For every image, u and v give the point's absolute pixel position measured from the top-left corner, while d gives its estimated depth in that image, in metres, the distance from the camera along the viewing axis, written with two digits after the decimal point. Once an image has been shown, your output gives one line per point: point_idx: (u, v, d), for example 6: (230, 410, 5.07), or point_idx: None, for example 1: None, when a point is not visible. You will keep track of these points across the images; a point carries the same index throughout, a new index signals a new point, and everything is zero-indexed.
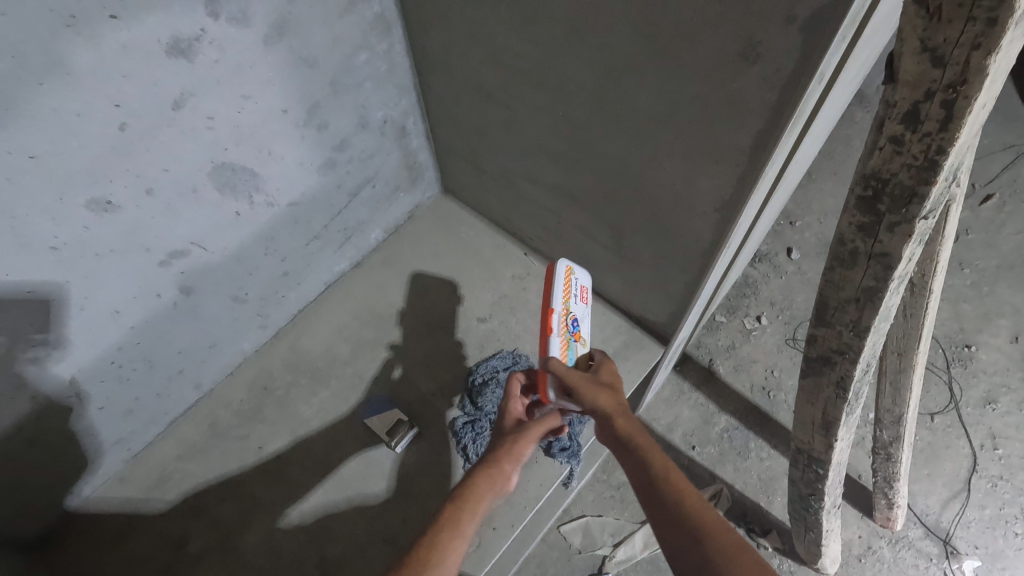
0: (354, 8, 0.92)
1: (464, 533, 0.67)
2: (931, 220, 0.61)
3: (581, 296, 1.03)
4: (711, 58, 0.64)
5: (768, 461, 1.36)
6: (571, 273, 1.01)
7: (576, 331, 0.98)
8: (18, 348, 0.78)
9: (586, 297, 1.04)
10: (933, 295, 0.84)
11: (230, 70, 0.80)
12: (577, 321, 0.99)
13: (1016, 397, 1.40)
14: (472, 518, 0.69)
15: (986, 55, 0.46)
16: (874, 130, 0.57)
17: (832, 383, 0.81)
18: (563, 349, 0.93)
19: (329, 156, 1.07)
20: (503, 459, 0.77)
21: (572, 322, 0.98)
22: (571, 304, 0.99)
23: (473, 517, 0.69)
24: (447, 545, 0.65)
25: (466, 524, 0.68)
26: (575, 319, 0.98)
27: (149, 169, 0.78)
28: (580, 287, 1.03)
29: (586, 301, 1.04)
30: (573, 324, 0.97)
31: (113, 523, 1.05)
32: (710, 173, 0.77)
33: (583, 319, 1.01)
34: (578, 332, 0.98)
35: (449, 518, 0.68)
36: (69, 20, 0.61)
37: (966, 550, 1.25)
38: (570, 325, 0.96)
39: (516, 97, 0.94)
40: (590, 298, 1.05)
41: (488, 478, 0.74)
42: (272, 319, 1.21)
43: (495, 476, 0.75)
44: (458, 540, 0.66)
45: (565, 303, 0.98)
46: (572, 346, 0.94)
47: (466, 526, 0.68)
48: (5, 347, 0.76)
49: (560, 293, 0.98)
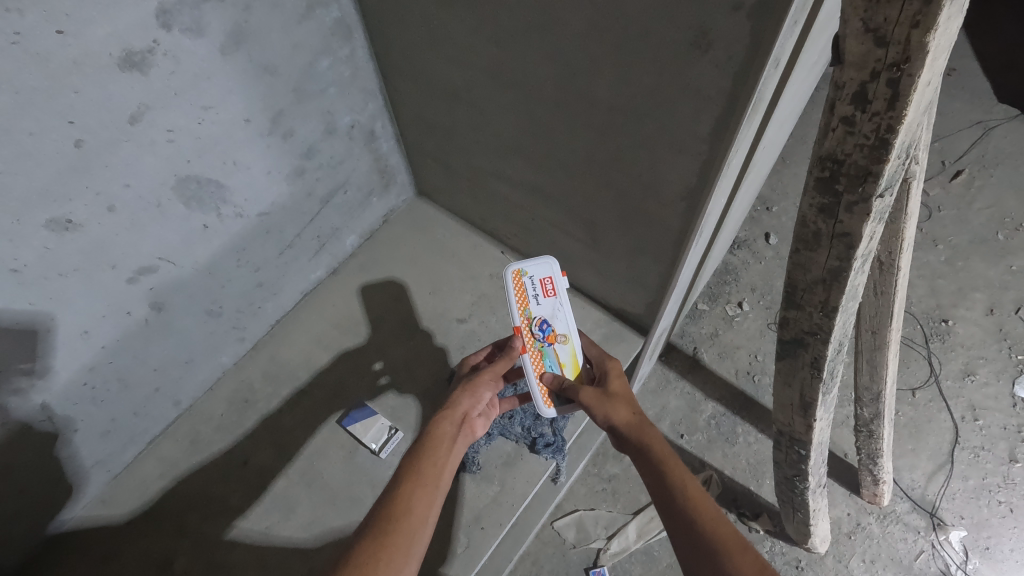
0: (313, 14, 0.91)
1: (434, 484, 0.69)
2: (887, 198, 0.62)
3: (543, 288, 0.99)
4: (667, 48, 0.64)
5: (756, 445, 1.37)
6: (523, 276, 0.99)
7: (548, 333, 0.95)
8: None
9: (551, 288, 0.99)
10: (901, 272, 0.85)
11: (186, 81, 0.79)
12: (547, 322, 0.96)
13: (993, 369, 1.43)
14: (438, 468, 0.71)
15: (925, 33, 0.47)
16: (826, 112, 0.58)
17: (806, 364, 0.82)
18: (537, 364, 0.94)
19: (297, 164, 1.06)
20: (453, 410, 0.81)
21: (541, 326, 0.96)
22: (530, 309, 0.98)
23: (441, 463, 0.73)
24: (415, 494, 0.67)
25: (432, 471, 0.71)
26: (547, 321, 0.96)
27: (110, 185, 0.77)
28: (540, 280, 0.99)
29: (553, 292, 0.99)
30: (543, 329, 0.96)
31: (95, 547, 1.04)
32: (675, 162, 0.77)
33: (557, 308, 0.97)
34: (550, 332, 0.95)
35: (416, 468, 0.70)
36: (14, 38, 0.60)
37: (952, 521, 1.27)
38: (537, 329, 0.96)
39: (480, 94, 0.94)
40: (560, 279, 0.99)
41: (448, 426, 0.78)
42: (249, 331, 1.20)
43: (454, 423, 0.79)
44: (428, 489, 0.68)
45: (526, 313, 0.98)
46: (545, 353, 0.94)
47: (435, 474, 0.71)
48: None
49: (514, 305, 0.98)
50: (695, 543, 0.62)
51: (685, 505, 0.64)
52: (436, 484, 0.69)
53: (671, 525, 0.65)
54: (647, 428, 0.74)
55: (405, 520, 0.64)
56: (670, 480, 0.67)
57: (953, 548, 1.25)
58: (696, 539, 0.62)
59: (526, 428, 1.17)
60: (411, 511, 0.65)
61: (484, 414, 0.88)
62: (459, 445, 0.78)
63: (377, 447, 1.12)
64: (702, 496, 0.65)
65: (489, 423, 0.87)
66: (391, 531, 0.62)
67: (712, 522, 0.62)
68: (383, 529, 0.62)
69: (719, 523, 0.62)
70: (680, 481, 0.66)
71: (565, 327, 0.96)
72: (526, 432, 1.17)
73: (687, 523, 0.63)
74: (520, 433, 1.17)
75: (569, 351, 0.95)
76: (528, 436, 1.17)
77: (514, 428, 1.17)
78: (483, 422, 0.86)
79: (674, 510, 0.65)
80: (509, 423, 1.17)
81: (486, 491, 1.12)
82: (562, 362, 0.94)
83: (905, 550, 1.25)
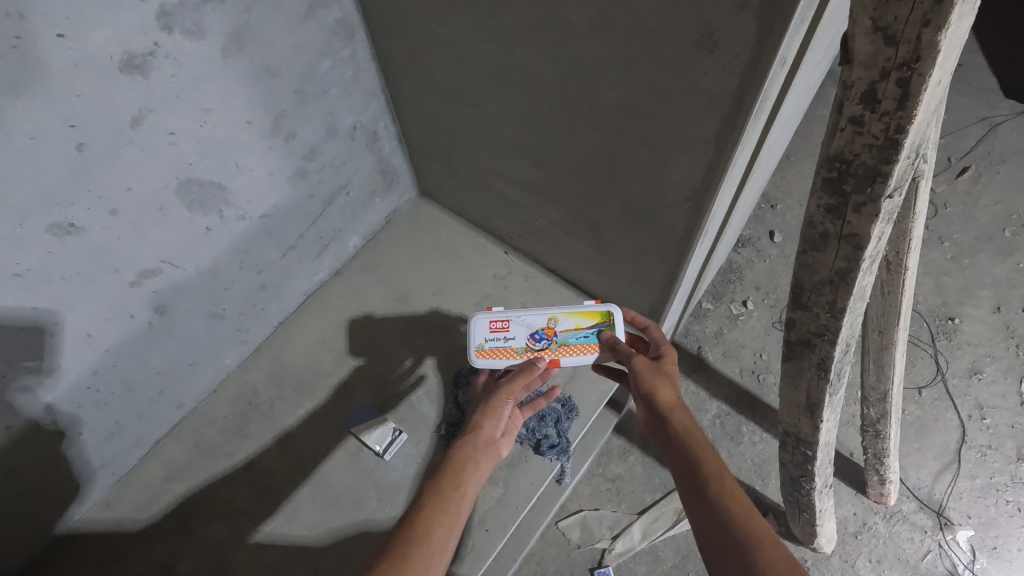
0: (315, 14, 0.90)
1: (453, 506, 0.69)
2: (896, 198, 0.61)
3: (500, 331, 1.00)
4: (672, 49, 0.64)
5: (761, 444, 1.36)
6: (484, 345, 1.00)
7: (545, 333, 0.98)
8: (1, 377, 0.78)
9: (501, 320, 1.01)
10: (909, 272, 0.84)
11: (188, 84, 0.78)
12: (535, 333, 0.99)
13: (1001, 367, 1.42)
14: (457, 491, 0.71)
15: (936, 32, 0.46)
16: (834, 112, 0.57)
17: (812, 365, 0.81)
18: (575, 349, 0.97)
19: (299, 166, 1.05)
20: (475, 433, 0.81)
21: (538, 341, 0.98)
22: (518, 352, 0.99)
23: (461, 485, 0.72)
24: (434, 517, 0.67)
25: (453, 495, 0.70)
26: (534, 332, 0.99)
27: (112, 189, 0.77)
28: (492, 330, 1.00)
29: (505, 320, 1.00)
30: (541, 336, 0.98)
31: (100, 549, 1.04)
32: (680, 163, 0.77)
33: (522, 321, 1.00)
34: (545, 330, 0.98)
35: (435, 493, 0.70)
36: (15, 41, 0.59)
37: (960, 520, 1.26)
38: (540, 344, 0.98)
39: (483, 95, 0.94)
40: (494, 312, 1.01)
41: (470, 449, 0.78)
42: (252, 333, 1.20)
43: (475, 446, 0.79)
44: (448, 512, 0.68)
45: (520, 350, 0.99)
46: (565, 339, 0.98)
47: (456, 498, 0.70)
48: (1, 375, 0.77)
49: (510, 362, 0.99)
50: (723, 536, 0.61)
51: (718, 493, 0.64)
52: (455, 507, 0.69)
53: (699, 510, 0.64)
54: (688, 418, 0.74)
55: (424, 542, 0.63)
56: (707, 470, 0.67)
57: (961, 548, 1.24)
58: (725, 527, 0.61)
59: (529, 430, 1.17)
60: (431, 535, 0.64)
61: (508, 430, 0.87)
62: (483, 467, 0.77)
63: (381, 449, 1.12)
64: (737, 490, 0.64)
65: (515, 442, 0.86)
66: (409, 552, 0.62)
67: (745, 517, 0.61)
68: (401, 552, 0.62)
69: (753, 520, 0.61)
70: (714, 472, 0.66)
71: (540, 318, 0.99)
72: (530, 433, 1.17)
73: (716, 510, 0.63)
74: (524, 434, 1.17)
75: (564, 319, 0.99)
76: (532, 438, 1.17)
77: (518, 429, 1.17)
78: (507, 441, 0.85)
79: (705, 499, 0.64)
80: None
81: (490, 493, 1.12)
82: (576, 325, 0.98)
83: (912, 550, 1.24)
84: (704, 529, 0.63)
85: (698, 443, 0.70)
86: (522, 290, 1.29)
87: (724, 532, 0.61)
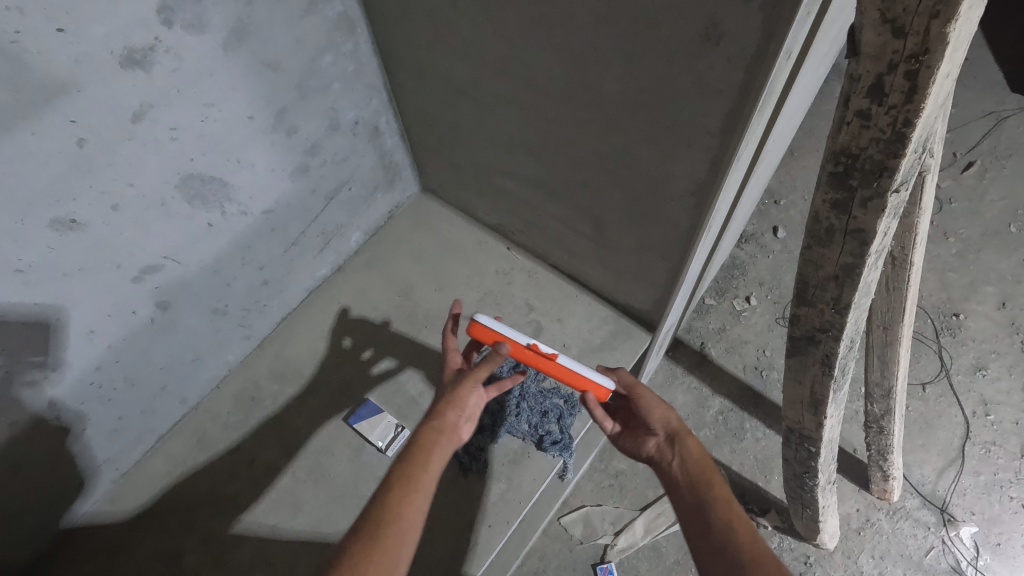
0: (316, 8, 0.90)
1: (420, 490, 0.68)
2: (902, 193, 0.61)
3: None
4: (676, 41, 0.63)
5: (764, 441, 1.36)
6: None
7: None
8: (5, 373, 0.78)
9: None
10: (914, 268, 0.83)
11: (189, 78, 0.78)
12: None
13: (1006, 363, 1.41)
14: (425, 474, 0.70)
15: (946, 23, 0.46)
16: (841, 106, 0.57)
17: (817, 360, 0.81)
18: None
19: (301, 161, 1.05)
20: (441, 418, 0.78)
21: None
22: None
23: (429, 468, 0.72)
24: (404, 501, 0.66)
25: (422, 478, 0.70)
26: None
27: (113, 185, 0.77)
28: None
29: None
30: None
31: (105, 544, 1.04)
32: (684, 158, 0.76)
33: None
34: None
35: (405, 474, 0.70)
36: (15, 36, 0.59)
37: (963, 517, 1.26)
38: None
39: (485, 90, 0.93)
40: None
41: (437, 431, 0.76)
42: (255, 329, 1.20)
43: (442, 428, 0.77)
44: (417, 495, 0.68)
45: None
46: None
47: (423, 482, 0.70)
48: (6, 371, 0.78)
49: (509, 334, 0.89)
50: (721, 551, 0.63)
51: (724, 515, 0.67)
52: (424, 488, 0.69)
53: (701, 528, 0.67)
54: (695, 446, 0.77)
55: (392, 526, 0.64)
56: (714, 498, 0.69)
57: (963, 544, 1.23)
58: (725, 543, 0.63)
59: (532, 426, 1.17)
60: (400, 519, 0.64)
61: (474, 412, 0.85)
62: (447, 448, 0.76)
63: (384, 445, 1.12)
64: (740, 517, 0.66)
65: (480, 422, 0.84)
66: (381, 537, 0.62)
67: (744, 538, 0.63)
68: (372, 537, 0.62)
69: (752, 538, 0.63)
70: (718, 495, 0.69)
71: None
72: (533, 429, 1.17)
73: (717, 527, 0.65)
74: (527, 430, 1.17)
75: None
76: (535, 434, 1.17)
77: (521, 425, 1.17)
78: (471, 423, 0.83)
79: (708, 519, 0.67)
80: (515, 420, 1.18)
81: (492, 490, 1.12)
82: None
83: (915, 546, 1.24)
84: (701, 550, 0.65)
85: (704, 470, 0.73)
86: (525, 286, 1.29)
87: (722, 551, 0.63)
